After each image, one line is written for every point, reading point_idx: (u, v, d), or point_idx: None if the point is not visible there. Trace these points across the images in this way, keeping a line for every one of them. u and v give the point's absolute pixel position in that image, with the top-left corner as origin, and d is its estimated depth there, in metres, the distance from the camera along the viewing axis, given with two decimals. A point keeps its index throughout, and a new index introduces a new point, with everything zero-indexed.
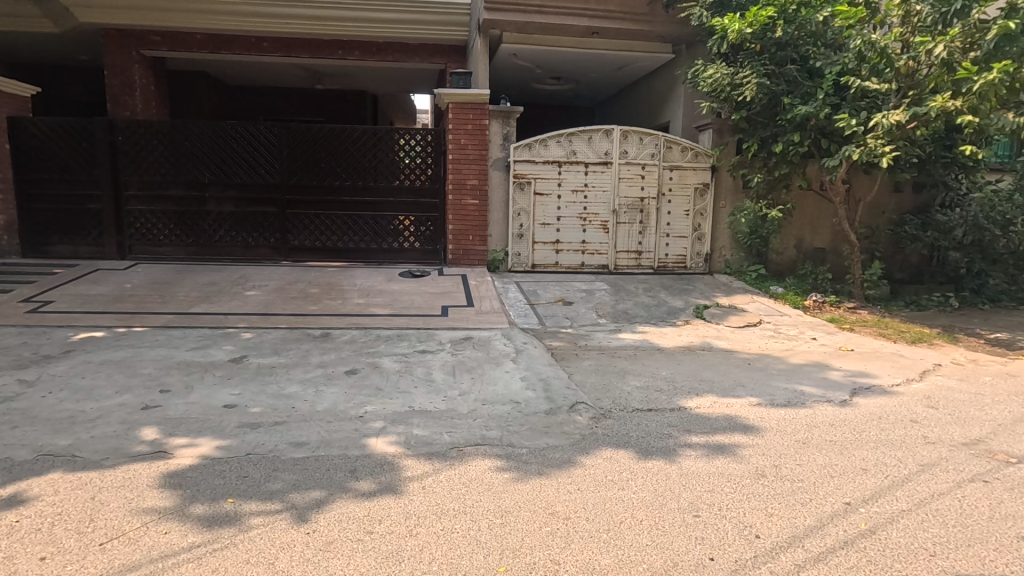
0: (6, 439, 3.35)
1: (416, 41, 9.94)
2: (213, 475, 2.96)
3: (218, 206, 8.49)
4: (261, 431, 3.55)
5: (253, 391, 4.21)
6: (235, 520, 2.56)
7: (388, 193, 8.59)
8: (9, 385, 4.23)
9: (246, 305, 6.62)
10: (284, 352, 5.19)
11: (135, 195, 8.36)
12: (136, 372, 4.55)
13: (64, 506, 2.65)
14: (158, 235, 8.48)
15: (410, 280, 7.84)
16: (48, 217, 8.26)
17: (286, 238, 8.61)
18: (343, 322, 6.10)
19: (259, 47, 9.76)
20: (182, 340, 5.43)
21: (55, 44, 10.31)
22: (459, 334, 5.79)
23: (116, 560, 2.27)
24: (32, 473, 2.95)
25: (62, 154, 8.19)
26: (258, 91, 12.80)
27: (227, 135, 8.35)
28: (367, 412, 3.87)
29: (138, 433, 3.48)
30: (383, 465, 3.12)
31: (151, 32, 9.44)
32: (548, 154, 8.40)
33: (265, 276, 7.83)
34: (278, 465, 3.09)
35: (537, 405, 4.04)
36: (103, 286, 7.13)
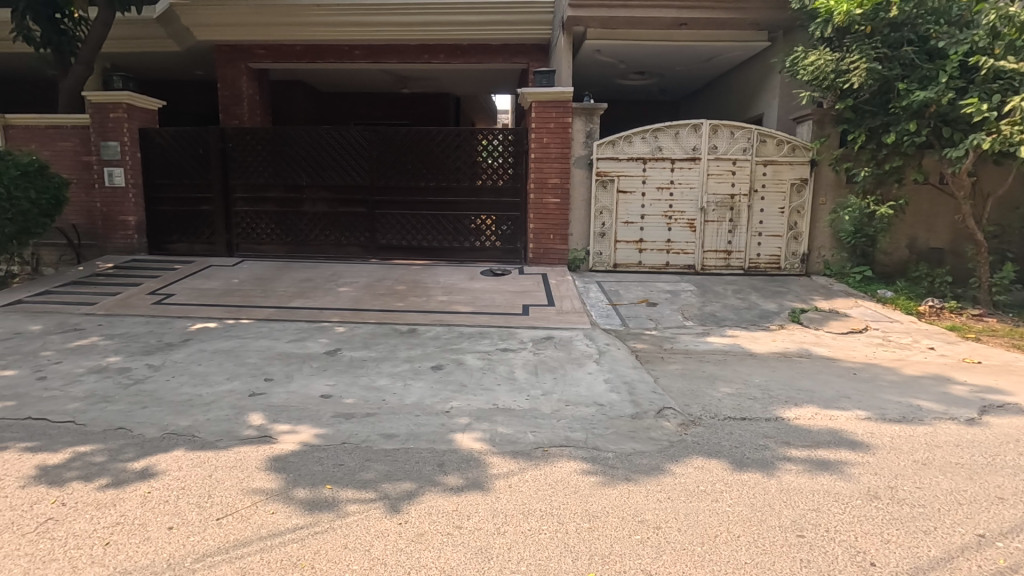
0: (138, 418, 3.73)
1: (499, 42, 10.05)
2: (312, 461, 3.14)
3: (313, 206, 9.02)
4: (354, 421, 3.72)
5: (346, 383, 4.43)
6: (334, 505, 2.69)
7: (471, 193, 8.75)
8: (139, 369, 4.72)
9: (339, 300, 6.99)
10: (373, 346, 5.41)
11: (242, 197, 9.07)
12: (243, 362, 4.92)
13: (186, 481, 2.91)
14: (261, 234, 9.15)
15: (491, 279, 7.94)
16: (170, 218, 9.15)
17: (374, 237, 9.01)
18: (427, 319, 6.27)
19: (351, 54, 10.28)
20: (282, 332, 5.82)
21: (175, 61, 11.37)
22: (541, 333, 5.79)
23: (231, 535, 2.46)
24: (159, 450, 3.27)
25: (182, 160, 9.02)
26: (349, 97, 13.47)
27: (323, 140, 8.85)
28: (453, 408, 3.95)
29: (247, 418, 3.75)
30: (470, 461, 3.17)
31: (257, 45, 10.19)
32: (632, 151, 8.19)
33: (356, 273, 8.23)
34: (371, 456, 3.22)
35: (622, 408, 3.93)
36: (214, 281, 7.79)
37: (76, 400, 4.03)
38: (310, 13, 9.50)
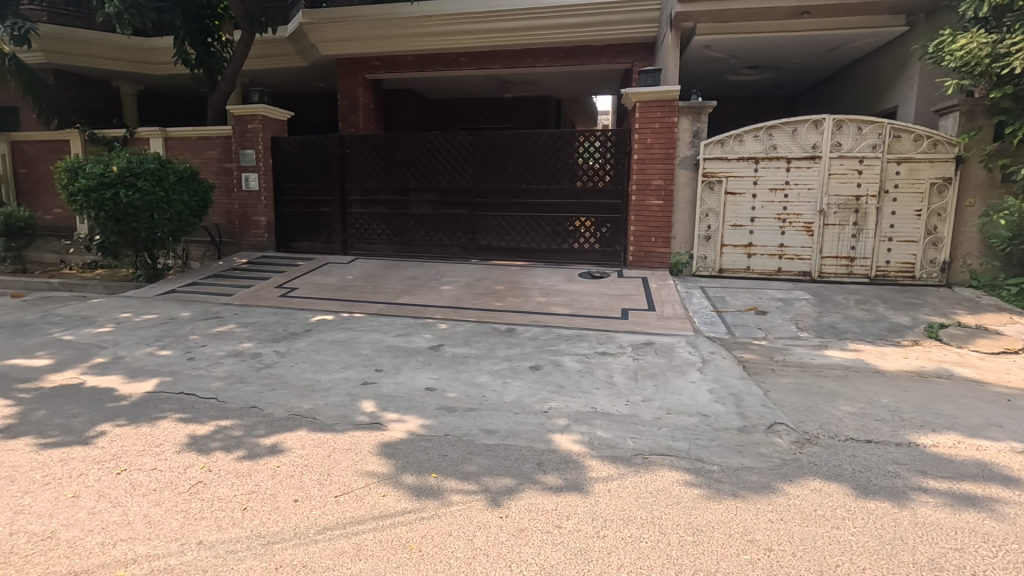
0: (268, 398, 4.13)
1: (603, 43, 9.96)
2: (419, 450, 3.30)
3: (420, 208, 9.49)
4: (457, 415, 3.86)
5: (449, 377, 4.62)
6: (439, 494, 2.81)
7: (570, 195, 8.75)
8: (269, 354, 5.24)
9: (441, 298, 7.29)
10: (474, 343, 5.59)
11: (356, 200, 9.74)
12: (356, 352, 5.28)
13: (309, 459, 3.18)
14: (372, 234, 9.77)
15: (589, 281, 7.89)
16: (295, 219, 10.03)
17: (476, 238, 9.29)
18: (525, 320, 6.36)
19: (458, 62, 10.67)
20: (390, 327, 6.18)
21: (302, 76, 12.47)
22: (640, 338, 5.66)
23: (347, 512, 2.65)
24: (286, 428, 3.61)
25: (306, 166, 9.86)
26: (453, 103, 13.98)
27: (431, 145, 9.27)
28: (551, 408, 3.98)
29: (360, 404, 4.03)
30: (569, 462, 3.17)
31: (373, 57, 10.90)
32: (743, 150, 7.75)
33: (457, 272, 8.53)
34: (473, 449, 3.33)
35: (729, 420, 3.75)
36: (331, 277, 8.43)
37: (218, 379, 4.56)
38: (422, 24, 10.00)
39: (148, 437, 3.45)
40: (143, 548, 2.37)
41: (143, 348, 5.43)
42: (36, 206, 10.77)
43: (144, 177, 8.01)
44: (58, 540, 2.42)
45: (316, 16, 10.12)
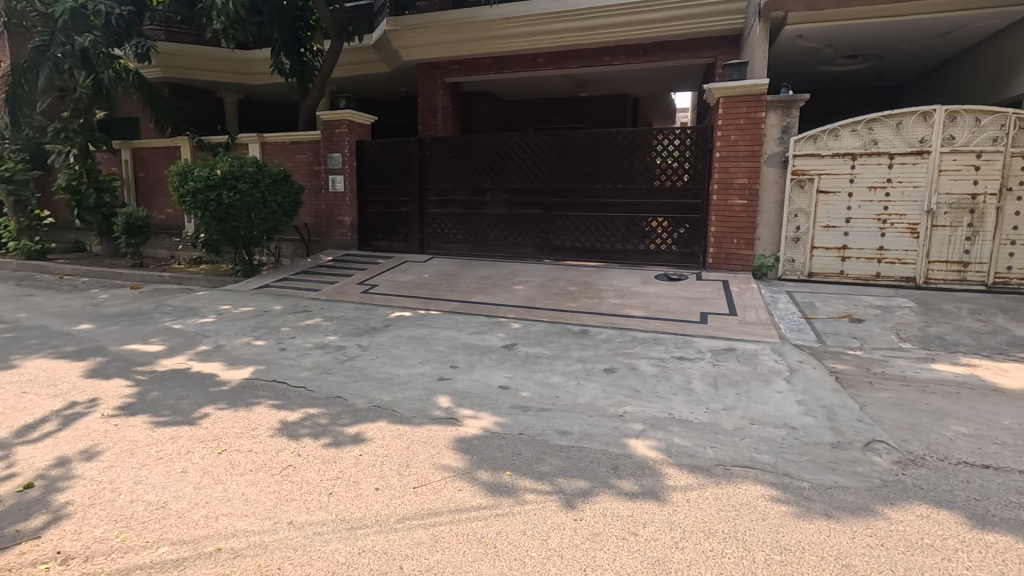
0: (351, 390, 4.33)
1: (684, 38, 9.66)
2: (493, 447, 3.34)
3: (494, 208, 9.61)
4: (530, 414, 3.87)
5: (522, 376, 4.64)
6: (513, 492, 2.83)
7: (647, 195, 8.54)
8: (351, 348, 5.49)
9: (515, 298, 7.34)
10: (548, 343, 5.58)
11: (434, 200, 10.01)
12: (433, 349, 5.43)
13: (389, 450, 3.30)
14: (449, 234, 10.01)
15: (666, 283, 7.65)
16: (376, 219, 10.47)
17: (549, 238, 9.27)
18: (600, 321, 6.27)
19: (535, 62, 10.71)
20: (465, 325, 6.30)
21: (385, 81, 13.00)
22: (721, 344, 5.42)
23: (425, 504, 2.72)
24: (367, 419, 3.76)
25: (387, 168, 10.26)
26: (529, 104, 14.04)
27: (507, 145, 9.37)
28: (626, 412, 3.89)
29: (437, 399, 4.14)
30: (645, 468, 3.09)
31: (452, 61, 11.18)
32: (838, 146, 7.24)
33: (531, 272, 8.55)
34: (546, 449, 3.32)
35: (820, 435, 3.50)
36: (409, 275, 8.72)
37: (306, 369, 4.84)
38: (500, 27, 10.13)
39: (245, 421, 3.72)
40: (241, 523, 2.55)
41: (241, 338, 5.87)
42: (153, 207, 11.95)
43: (243, 180, 8.64)
44: (169, 510, 2.65)
45: (399, 23, 10.51)
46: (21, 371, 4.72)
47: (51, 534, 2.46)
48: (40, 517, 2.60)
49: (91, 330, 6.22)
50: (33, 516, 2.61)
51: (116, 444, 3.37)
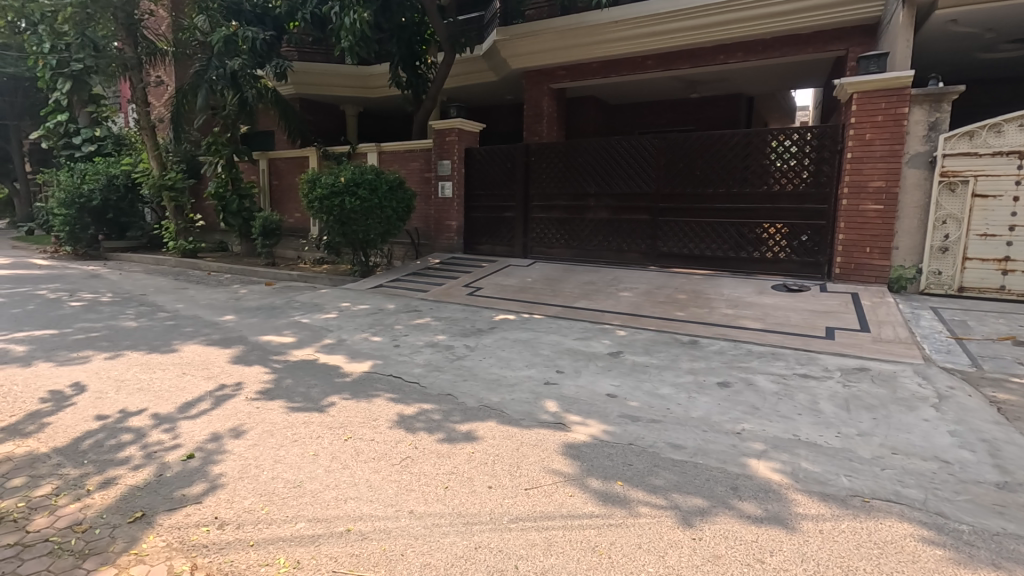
0: (461, 388, 4.48)
1: (810, 31, 8.99)
2: (604, 455, 3.28)
3: (598, 213, 9.51)
4: (640, 425, 3.77)
5: (630, 385, 4.52)
6: (626, 503, 2.76)
7: (764, 199, 8.03)
8: (459, 347, 5.68)
9: (619, 304, 7.21)
10: (656, 353, 5.41)
11: (538, 205, 10.12)
12: (538, 352, 5.46)
13: (500, 450, 3.36)
14: (552, 239, 10.05)
15: (785, 294, 7.12)
16: (481, 223, 10.75)
17: (655, 244, 8.99)
18: (711, 332, 5.97)
19: (644, 65, 10.48)
20: (569, 330, 6.27)
21: (493, 89, 13.37)
22: (851, 363, 4.94)
23: (538, 507, 2.73)
24: (477, 418, 3.86)
25: (494, 174, 10.52)
26: (635, 107, 13.76)
27: (613, 149, 9.25)
28: (745, 430, 3.66)
29: (544, 403, 4.15)
30: (769, 492, 2.88)
31: (559, 67, 11.27)
32: (1001, 143, 6.43)
33: (635, 279, 8.35)
34: (659, 462, 3.21)
35: (981, 473, 3.06)
36: (513, 279, 8.86)
37: (419, 366, 5.08)
38: (608, 31, 10.04)
39: (366, 411, 3.97)
40: (368, 507, 2.72)
41: (360, 333, 6.30)
42: (285, 211, 13.18)
43: (363, 186, 9.29)
44: (304, 489, 2.89)
45: (509, 33, 10.76)
46: (181, 355, 5.40)
47: (210, 500, 2.78)
48: (199, 485, 2.94)
49: (235, 321, 6.97)
50: (196, 482, 2.96)
51: (258, 425, 3.74)
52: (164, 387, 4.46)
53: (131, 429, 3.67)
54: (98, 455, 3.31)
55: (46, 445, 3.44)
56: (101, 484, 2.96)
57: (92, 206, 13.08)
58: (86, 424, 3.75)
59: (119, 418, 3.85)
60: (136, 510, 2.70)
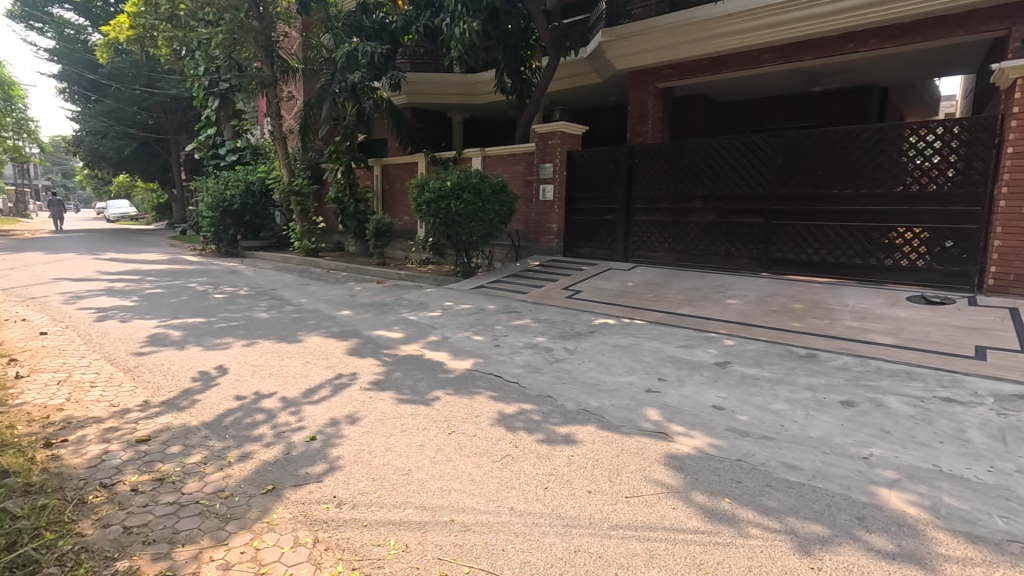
0: (560, 390, 4.49)
1: (960, 11, 7.99)
2: (709, 470, 3.13)
3: (705, 216, 9.11)
4: (750, 440, 3.55)
5: (739, 399, 4.27)
6: (734, 523, 2.61)
7: (899, 201, 7.26)
8: (559, 350, 5.70)
9: (727, 312, 6.84)
10: (768, 365, 5.06)
11: (641, 208, 9.89)
12: (639, 359, 5.33)
13: (599, 455, 3.32)
14: (654, 243, 9.77)
15: (924, 306, 6.36)
16: (581, 226, 10.67)
17: (769, 249, 8.42)
18: (832, 346, 5.48)
19: (760, 58, 9.86)
20: (673, 337, 6.05)
21: (597, 91, 13.28)
22: (1007, 389, 4.30)
23: (639, 516, 2.66)
24: (576, 421, 3.85)
25: (595, 176, 10.40)
26: (748, 104, 12.98)
27: (723, 149, 8.81)
28: (873, 456, 3.32)
29: (646, 411, 4.04)
30: (902, 526, 2.59)
31: (667, 65, 10.94)
32: None
33: (745, 285, 7.87)
34: (771, 482, 3.00)
35: None
36: (613, 283, 8.72)
37: (519, 366, 5.16)
38: (722, 25, 9.56)
39: (468, 408, 4.10)
40: (470, 500, 2.81)
41: (462, 332, 6.54)
42: (395, 214, 13.98)
43: (468, 190, 9.62)
44: (412, 477, 3.05)
45: (615, 33, 10.63)
46: (305, 345, 5.93)
47: (329, 480, 3.03)
48: (320, 465, 3.21)
49: (350, 315, 7.53)
50: (317, 463, 3.23)
51: (370, 413, 4.00)
52: (291, 374, 4.92)
53: (264, 409, 4.08)
54: (237, 431, 3.72)
55: (197, 419, 3.92)
56: (240, 457, 3.33)
57: (232, 210, 14.76)
58: (228, 403, 4.23)
59: (255, 399, 4.31)
60: (268, 483, 3.01)
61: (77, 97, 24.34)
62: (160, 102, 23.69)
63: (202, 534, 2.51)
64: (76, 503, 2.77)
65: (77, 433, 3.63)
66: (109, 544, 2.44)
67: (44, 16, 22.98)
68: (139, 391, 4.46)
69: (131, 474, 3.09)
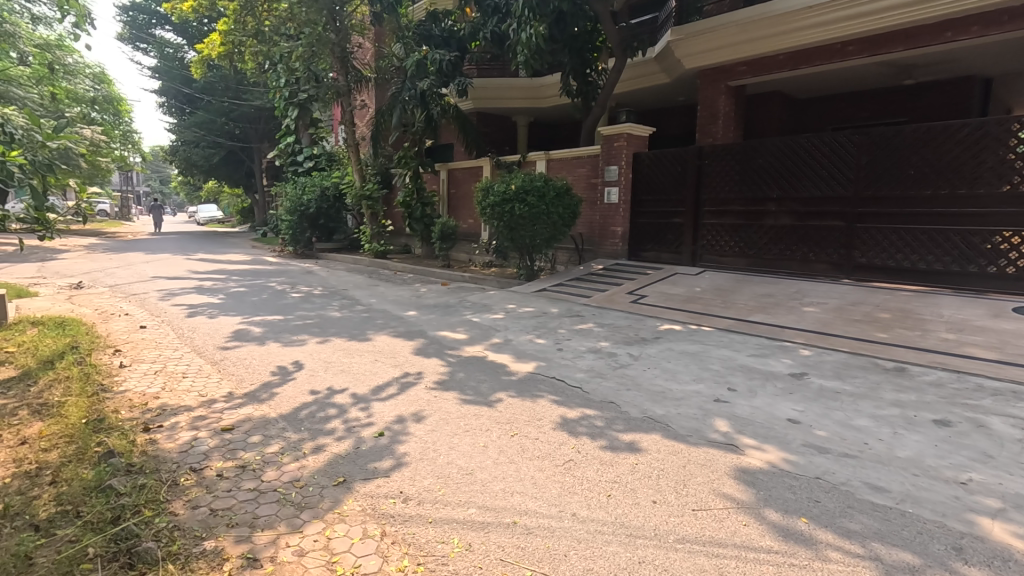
0: (624, 397, 4.41)
1: None
2: (783, 487, 2.98)
3: (779, 220, 8.70)
4: (829, 457, 3.34)
5: (817, 413, 4.03)
6: (812, 544, 2.46)
7: (1004, 202, 6.64)
8: (622, 355, 5.60)
9: (804, 320, 6.48)
10: (849, 378, 4.75)
11: (710, 211, 9.58)
12: (707, 367, 5.15)
13: (665, 465, 3.23)
14: (724, 247, 9.42)
15: None
16: (646, 229, 10.44)
17: (851, 254, 7.91)
18: (924, 359, 5.06)
19: (844, 52, 9.28)
20: (744, 346, 5.80)
21: (665, 91, 12.97)
22: None
23: (707, 530, 2.57)
24: (641, 429, 3.77)
25: (661, 178, 10.15)
26: (828, 101, 12.27)
27: (800, 148, 8.37)
28: (972, 481, 3.03)
29: (714, 422, 3.89)
30: (1007, 561, 2.35)
31: (740, 63, 10.52)
32: None
33: (824, 293, 7.42)
34: (854, 503, 2.81)
35: None
36: (679, 288, 8.47)
37: (581, 371, 5.11)
38: (801, 18, 9.09)
39: (531, 410, 4.11)
40: (533, 503, 2.81)
41: (525, 335, 6.56)
42: (460, 218, 14.25)
43: (532, 193, 9.66)
44: (475, 477, 3.09)
45: (685, 31, 10.36)
46: (374, 344, 6.15)
47: (396, 475, 3.12)
48: (387, 461, 3.31)
49: (416, 316, 7.74)
50: (385, 458, 3.34)
51: (435, 412, 4.09)
52: (361, 371, 5.12)
53: (336, 404, 4.27)
54: (312, 424, 3.91)
55: (276, 411, 4.16)
56: (314, 449, 3.50)
57: (309, 214, 15.58)
58: (303, 396, 4.46)
59: (328, 394, 4.51)
60: (340, 475, 3.14)
61: (174, 110, 26.48)
62: (245, 113, 25.38)
63: (279, 521, 2.66)
64: (170, 485, 3.00)
65: (171, 420, 3.94)
66: (198, 524, 2.62)
67: (148, 37, 25.24)
68: (225, 383, 4.80)
69: (217, 460, 3.32)
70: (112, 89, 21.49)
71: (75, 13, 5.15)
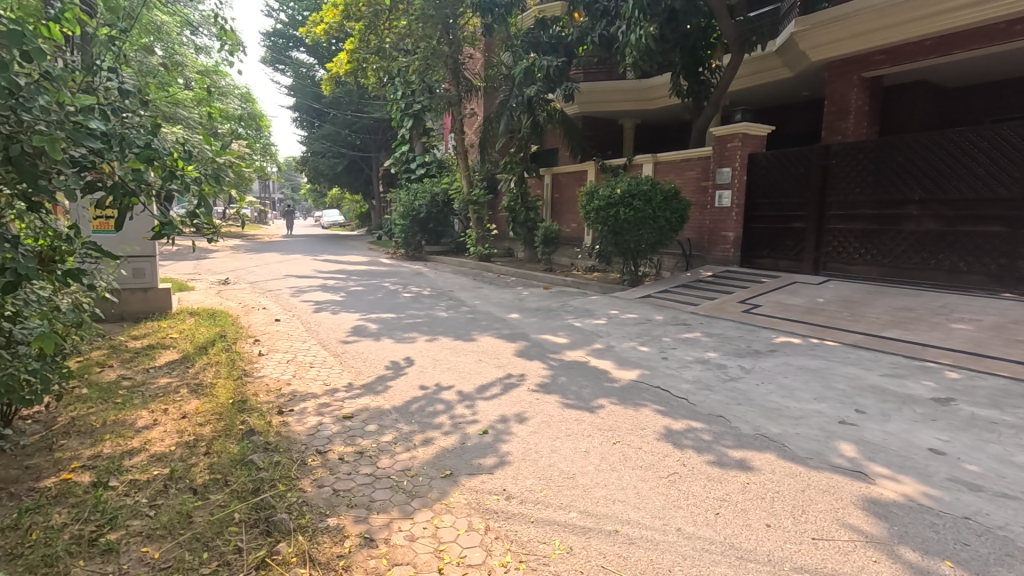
0: (734, 411, 4.18)
1: None
2: (923, 524, 2.66)
3: (922, 225, 7.78)
4: (982, 496, 2.93)
5: (967, 445, 3.54)
6: None
7: None
8: (733, 367, 5.31)
9: (950, 339, 5.73)
10: (1010, 408, 4.12)
11: (837, 214, 8.80)
12: (830, 385, 4.72)
13: (781, 487, 3.02)
14: (853, 254, 8.58)
15: None
16: (762, 235, 9.79)
17: (1015, 264, 6.85)
18: None
19: (1010, 31, 8.02)
20: (875, 364, 5.25)
21: (786, 86, 12.10)
22: None
23: (829, 563, 2.36)
24: (754, 447, 3.55)
25: (780, 179, 9.48)
26: (988, 88, 10.73)
27: (950, 145, 7.45)
28: None
29: (839, 445, 3.57)
30: None
31: (876, 51, 9.57)
32: None
33: (978, 307, 6.50)
34: (1013, 552, 2.44)
35: None
36: (799, 298, 7.85)
37: (687, 382, 4.91)
38: None
39: (634, 419, 4.04)
40: (635, 514, 2.76)
41: (628, 342, 6.43)
42: (563, 222, 14.31)
43: (638, 198, 9.47)
44: (577, 482, 3.09)
45: (810, 22, 9.65)
46: (478, 344, 6.37)
47: (499, 473, 3.21)
48: (491, 458, 3.41)
49: (519, 319, 7.89)
50: (489, 456, 3.44)
51: (537, 414, 4.15)
52: (466, 370, 5.33)
53: (443, 400, 4.48)
54: (421, 417, 4.14)
55: (389, 403, 4.45)
56: (423, 441, 3.69)
57: (419, 218, 16.47)
58: (414, 391, 4.73)
59: (435, 390, 4.74)
60: (447, 468, 3.29)
61: (305, 124, 29.11)
62: (366, 124, 27.28)
63: (393, 506, 2.85)
64: (299, 463, 3.32)
65: (300, 405, 4.36)
66: (323, 502, 2.88)
67: (286, 59, 28.14)
68: (345, 374, 5.23)
69: (338, 445, 3.63)
70: (255, 107, 24.00)
71: (231, 43, 5.87)
